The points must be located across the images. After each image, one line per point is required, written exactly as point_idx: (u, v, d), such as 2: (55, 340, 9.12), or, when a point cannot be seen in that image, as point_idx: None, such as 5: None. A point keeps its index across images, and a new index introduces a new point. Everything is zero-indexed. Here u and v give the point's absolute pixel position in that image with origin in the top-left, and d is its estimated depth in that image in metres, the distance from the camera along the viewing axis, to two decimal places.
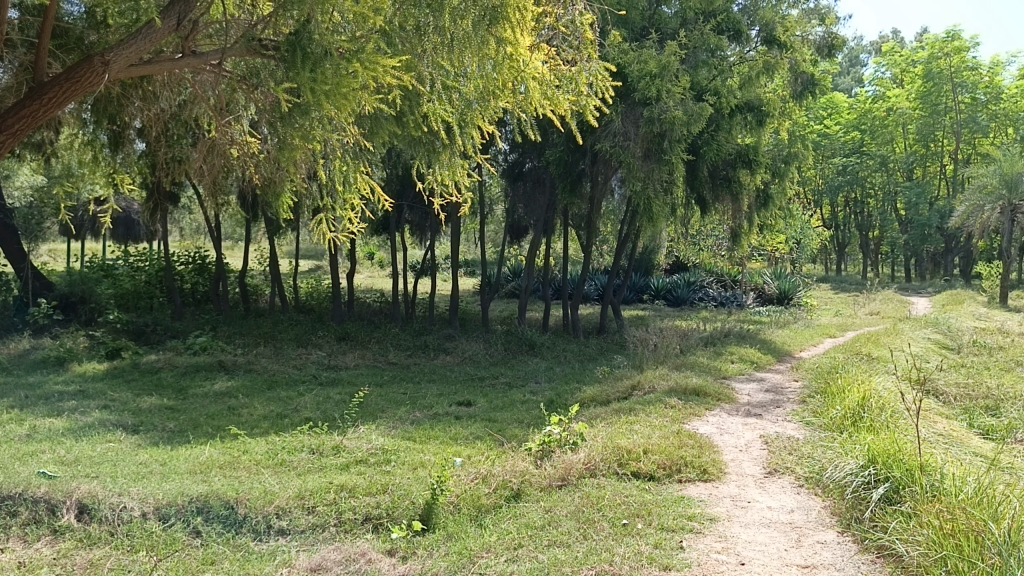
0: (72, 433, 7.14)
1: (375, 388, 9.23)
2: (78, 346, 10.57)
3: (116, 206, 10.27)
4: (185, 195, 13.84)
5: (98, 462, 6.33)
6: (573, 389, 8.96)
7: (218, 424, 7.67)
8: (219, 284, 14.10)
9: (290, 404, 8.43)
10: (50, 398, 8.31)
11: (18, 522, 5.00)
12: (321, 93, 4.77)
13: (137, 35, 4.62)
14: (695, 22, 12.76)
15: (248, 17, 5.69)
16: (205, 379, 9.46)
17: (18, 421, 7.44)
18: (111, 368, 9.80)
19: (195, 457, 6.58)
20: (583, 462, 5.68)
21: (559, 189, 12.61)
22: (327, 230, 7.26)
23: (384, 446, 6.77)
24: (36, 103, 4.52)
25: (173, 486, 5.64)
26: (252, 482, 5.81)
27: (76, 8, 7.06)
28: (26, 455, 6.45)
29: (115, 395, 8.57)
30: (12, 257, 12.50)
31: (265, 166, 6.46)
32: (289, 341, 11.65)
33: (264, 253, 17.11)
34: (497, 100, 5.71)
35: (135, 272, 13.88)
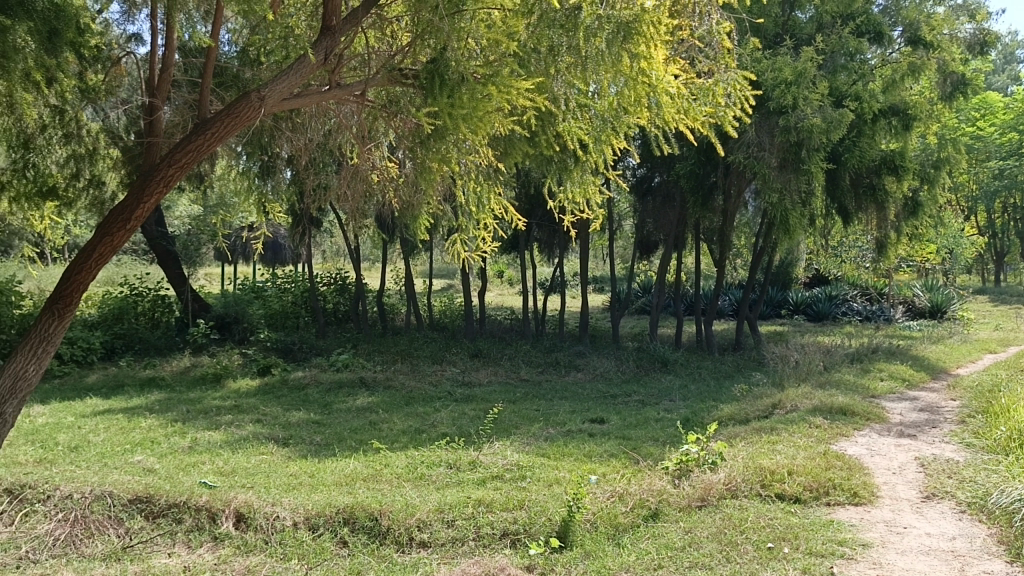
0: (229, 446, 7.62)
1: (508, 405, 9.33)
2: (232, 363, 11.24)
3: (266, 231, 10.91)
4: (327, 219, 14.52)
5: (253, 473, 6.73)
6: (709, 407, 8.74)
7: (361, 438, 7.97)
8: (359, 304, 14.69)
9: (427, 419, 8.65)
10: (209, 412, 8.90)
11: (183, 528, 5.55)
12: (459, 118, 4.87)
13: (288, 70, 4.78)
14: (832, 25, 12.36)
15: (387, 47, 5.90)
16: (348, 395, 9.85)
17: (181, 434, 8.02)
18: (262, 384, 10.37)
19: (340, 469, 6.86)
20: (723, 482, 5.54)
21: (690, 203, 12.42)
22: (461, 250, 7.34)
23: (519, 462, 6.84)
24: (202, 137, 4.58)
25: (321, 497, 5.92)
26: (395, 495, 5.99)
27: (229, 49, 7.54)
28: (188, 465, 6.95)
29: (267, 409, 9.07)
30: (174, 282, 13.47)
31: (404, 190, 6.63)
32: (425, 358, 12.00)
33: (400, 273, 17.65)
34: (631, 116, 5.56)
35: (283, 293, 14.68)
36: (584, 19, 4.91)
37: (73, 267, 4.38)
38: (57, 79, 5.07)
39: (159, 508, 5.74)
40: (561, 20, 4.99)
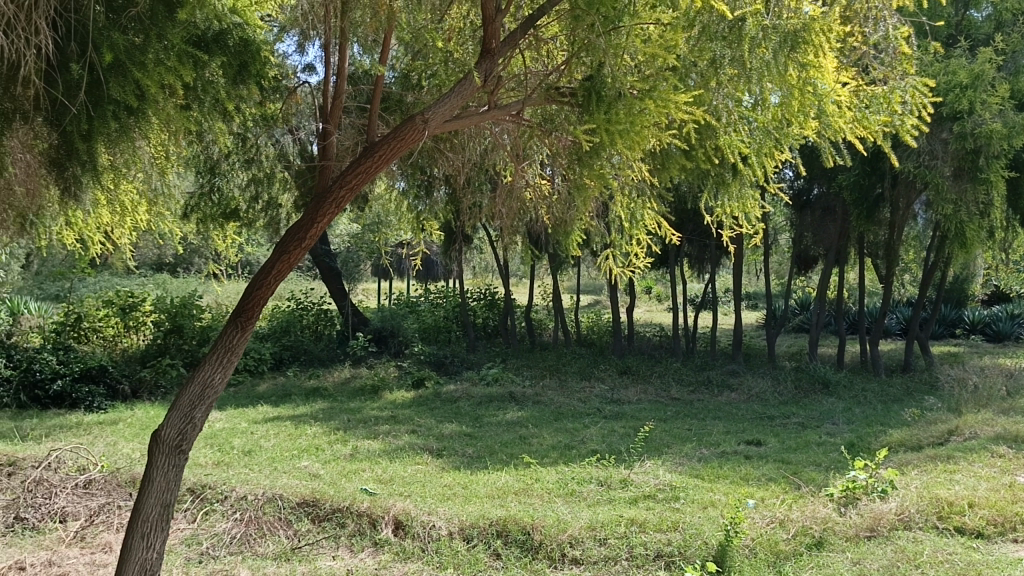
0: (387, 455, 7.93)
1: (660, 423, 9.19)
2: (389, 375, 11.70)
3: (423, 248, 11.30)
4: (478, 236, 14.88)
5: (410, 482, 6.97)
6: (876, 432, 8.26)
7: (512, 452, 8.07)
8: (508, 319, 14.93)
9: (576, 436, 8.66)
10: (368, 422, 9.29)
11: (346, 533, 5.82)
12: (615, 134, 4.79)
13: (449, 93, 4.74)
14: (1013, 23, 11.53)
15: (544, 67, 5.95)
16: (499, 408, 10.01)
17: (343, 442, 8.42)
18: (417, 396, 10.71)
19: (492, 482, 6.97)
20: (895, 512, 5.21)
21: (853, 216, 11.88)
22: (613, 267, 7.29)
23: (672, 482, 6.71)
24: (369, 160, 4.43)
25: (475, 508, 6.04)
26: (546, 510, 6.03)
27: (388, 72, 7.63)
28: (350, 472, 7.28)
29: (422, 421, 9.36)
30: (335, 297, 14.20)
31: (557, 207, 6.64)
32: (573, 374, 12.02)
33: (548, 288, 17.80)
34: (795, 127, 5.29)
35: (435, 308, 15.16)
36: (749, 29, 4.73)
37: (251, 283, 4.15)
38: (238, 118, 5.28)
39: (324, 512, 6.07)
40: (723, 32, 4.82)
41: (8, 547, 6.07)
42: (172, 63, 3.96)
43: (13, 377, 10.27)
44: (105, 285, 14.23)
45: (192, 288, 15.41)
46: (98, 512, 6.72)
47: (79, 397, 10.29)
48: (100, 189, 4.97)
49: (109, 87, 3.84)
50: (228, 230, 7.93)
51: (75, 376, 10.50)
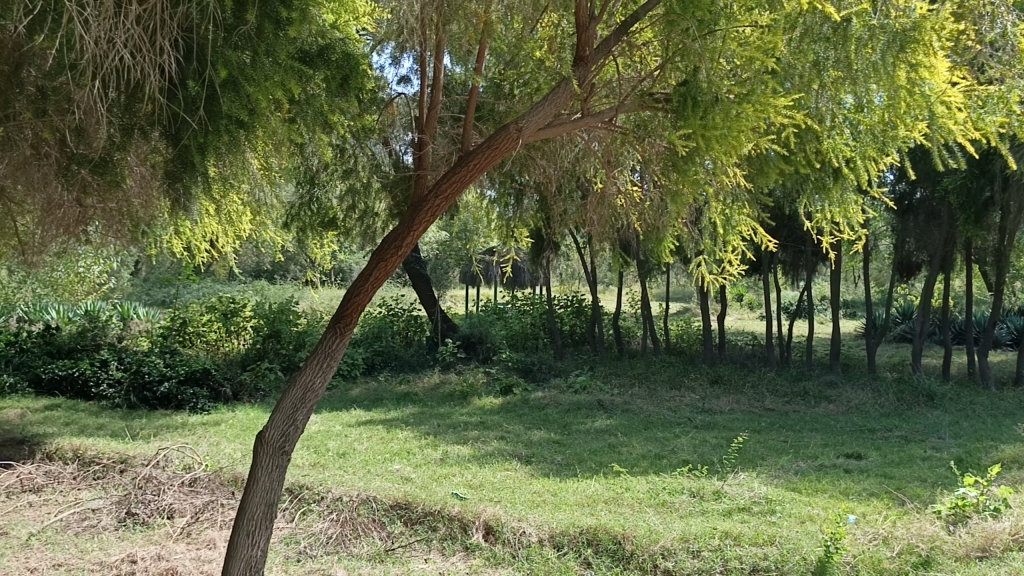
0: (477, 460, 8.00)
1: (753, 434, 8.98)
2: (478, 381, 11.80)
3: (512, 255, 11.36)
4: (566, 243, 14.88)
5: (500, 487, 7.01)
6: (987, 447, 7.86)
7: (601, 460, 8.03)
8: (596, 326, 14.86)
9: (667, 445, 8.54)
10: (457, 427, 9.39)
11: (438, 536, 5.91)
12: (711, 139, 4.68)
13: (543, 101, 4.71)
14: None
15: (638, 73, 5.87)
16: (587, 416, 9.97)
17: (434, 447, 8.54)
18: (505, 403, 10.77)
19: (581, 491, 6.95)
20: (1009, 532, 4.94)
21: (961, 221, 11.37)
22: (707, 274, 7.15)
23: (767, 495, 6.55)
24: (464, 169, 4.45)
25: (566, 516, 6.03)
26: (637, 520, 5.97)
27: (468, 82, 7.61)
28: (441, 476, 7.37)
29: (511, 427, 9.41)
30: (425, 303, 14.43)
31: (649, 214, 6.54)
32: (663, 383, 11.87)
33: (636, 295, 17.65)
34: (903, 129, 5.07)
35: (523, 314, 15.23)
36: (856, 29, 4.65)
37: (350, 291, 4.26)
38: (337, 131, 5.41)
39: (416, 515, 6.18)
40: (828, 33, 4.77)
41: (121, 541, 6.41)
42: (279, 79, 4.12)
43: (125, 379, 10.83)
44: (207, 291, 14.87)
45: (288, 295, 15.96)
46: (203, 509, 7.01)
47: (184, 399, 10.75)
48: (208, 199, 5.18)
49: (223, 103, 4.02)
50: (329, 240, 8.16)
51: (181, 378, 10.97)
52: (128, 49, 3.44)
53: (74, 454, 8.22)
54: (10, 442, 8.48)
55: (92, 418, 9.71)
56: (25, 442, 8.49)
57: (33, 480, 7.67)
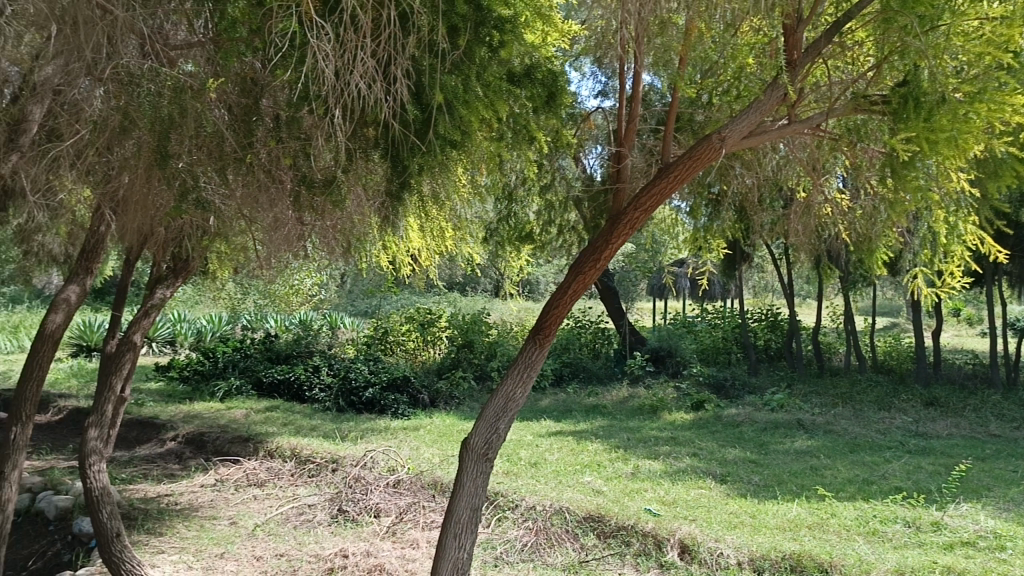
0: (670, 476, 7.87)
1: (977, 463, 8.22)
2: (668, 396, 11.62)
3: (705, 267, 11.12)
4: (760, 255, 14.36)
5: (695, 506, 6.85)
6: None
7: (803, 483, 7.64)
8: (793, 342, 14.22)
9: (876, 470, 8.01)
10: (648, 442, 9.29)
11: (632, 551, 5.89)
12: (936, 144, 4.30)
13: (748, 109, 4.42)
14: None
15: (851, 75, 5.53)
16: (786, 436, 9.53)
17: (625, 460, 8.50)
18: (697, 419, 10.52)
19: (782, 514, 6.65)
20: None
21: None
22: (925, 288, 6.62)
23: (996, 529, 5.97)
24: (664, 180, 4.27)
25: (766, 539, 5.79)
26: (845, 548, 5.64)
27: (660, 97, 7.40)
28: (633, 491, 7.32)
29: (704, 444, 9.18)
30: (613, 316, 14.42)
31: (861, 223, 6.13)
32: (869, 403, 11.13)
33: (837, 309, 16.69)
34: None
35: (713, 328, 14.87)
36: None
37: (549, 303, 4.28)
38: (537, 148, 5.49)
39: (610, 528, 6.20)
40: None
41: (334, 536, 6.87)
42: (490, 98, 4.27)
43: (334, 384, 11.61)
44: (405, 303, 15.74)
45: (479, 307, 16.55)
46: (406, 510, 7.37)
47: (386, 404, 11.27)
48: (415, 215, 5.42)
49: (438, 124, 4.21)
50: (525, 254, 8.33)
51: (383, 385, 11.53)
52: (364, 76, 3.83)
53: (292, 453, 8.91)
54: (237, 439, 9.34)
55: (306, 419, 10.49)
56: (250, 440, 9.31)
57: (257, 475, 8.40)
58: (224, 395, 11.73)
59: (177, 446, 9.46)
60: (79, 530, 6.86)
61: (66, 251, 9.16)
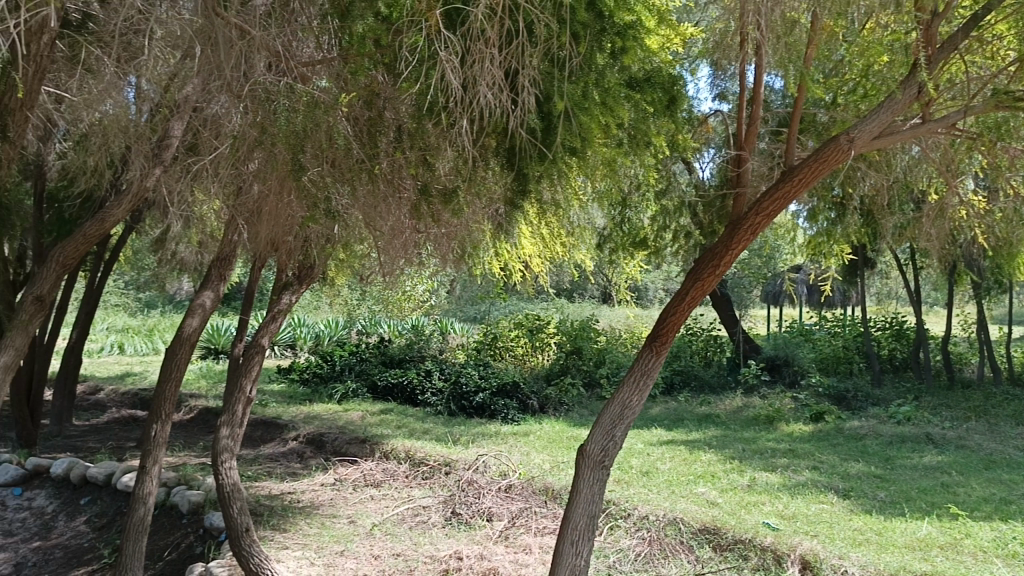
0: (788, 489, 7.62)
1: None
2: (785, 407, 11.26)
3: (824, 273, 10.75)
4: (883, 260, 13.76)
5: (816, 521, 6.60)
6: None
7: (933, 500, 7.25)
8: (920, 352, 13.53)
9: (1016, 489, 7.52)
10: (765, 453, 9.03)
11: (750, 566, 5.74)
12: None
13: (879, 109, 4.13)
14: None
15: (990, 70, 5.23)
16: (914, 451, 9.07)
17: (741, 472, 8.29)
18: (817, 430, 10.16)
19: (912, 532, 6.33)
20: None
21: None
22: None
23: None
24: (787, 184, 4.03)
25: (895, 559, 5.53)
26: (982, 572, 5.31)
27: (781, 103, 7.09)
28: (749, 504, 7.12)
29: (824, 457, 8.85)
30: (726, 323, 14.12)
31: (1000, 226, 5.77)
32: (1006, 418, 10.46)
33: (969, 318, 15.77)
34: None
35: (833, 337, 14.34)
36: None
37: (665, 310, 4.14)
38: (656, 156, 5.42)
39: (726, 541, 6.07)
40: None
41: (448, 538, 6.98)
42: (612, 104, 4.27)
43: (445, 389, 11.82)
44: (514, 309, 15.89)
45: (588, 314, 16.55)
46: (518, 515, 7.41)
47: (496, 408, 11.37)
48: (527, 220, 5.46)
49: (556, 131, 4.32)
50: (638, 260, 8.24)
51: (493, 390, 11.65)
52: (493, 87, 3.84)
53: (406, 454, 9.13)
54: (355, 441, 9.65)
55: (419, 422, 10.73)
56: (366, 442, 9.60)
57: (374, 476, 8.64)
58: (341, 398, 12.14)
59: (298, 445, 9.85)
60: (211, 524, 7.22)
61: (199, 260, 9.71)
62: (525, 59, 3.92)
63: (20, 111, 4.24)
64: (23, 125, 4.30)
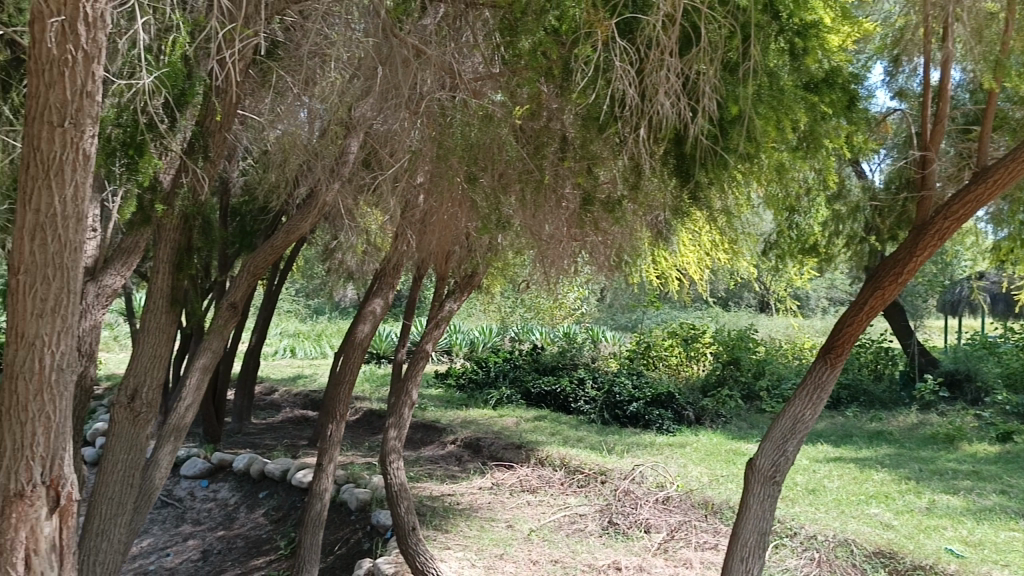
0: (973, 514, 7.07)
1: None
2: (966, 426, 10.46)
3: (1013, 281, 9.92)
4: None
5: (1007, 550, 6.09)
6: None
7: None
8: None
9: None
10: (945, 474, 8.43)
11: None
12: None
13: None
14: None
15: None
16: None
17: (918, 493, 7.78)
18: (1004, 452, 9.38)
19: None
20: None
21: None
22: None
23: None
24: (982, 185, 3.70)
25: None
26: None
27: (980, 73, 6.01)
28: (929, 528, 6.67)
29: (1013, 481, 8.16)
30: (899, 334, 13.32)
31: None
32: None
33: None
34: None
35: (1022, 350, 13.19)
36: None
37: (841, 319, 3.91)
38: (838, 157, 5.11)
39: (904, 566, 5.81)
40: None
41: (606, 547, 6.94)
42: (789, 104, 4.17)
43: (599, 397, 11.77)
44: (666, 319, 15.71)
45: (744, 323, 16.13)
46: (677, 528, 7.28)
47: (650, 419, 11.20)
48: (683, 225, 5.48)
49: (731, 137, 4.20)
50: (805, 268, 7.93)
51: (648, 400, 11.50)
52: (671, 98, 3.99)
53: (561, 462, 9.18)
54: (511, 447, 9.81)
55: (573, 430, 10.78)
56: (522, 448, 9.74)
57: (530, 482, 8.73)
58: (496, 403, 12.37)
59: (456, 449, 10.14)
60: (378, 522, 7.53)
61: (365, 269, 10.20)
62: (704, 67, 4.00)
63: (220, 133, 4.62)
64: (221, 146, 4.65)
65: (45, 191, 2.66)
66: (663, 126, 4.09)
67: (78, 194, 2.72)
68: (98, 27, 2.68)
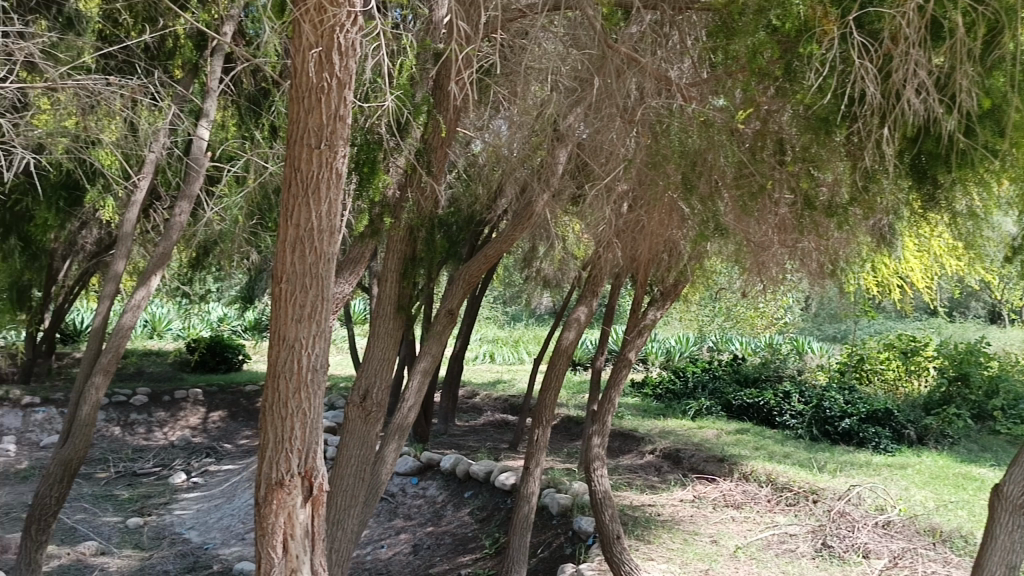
0: None
1: None
2: None
3: None
4: None
5: None
6: None
7: None
8: None
9: None
10: None
11: None
12: None
13: None
14: None
15: None
16: None
17: None
18: None
19: None
20: None
21: None
22: None
23: None
24: None
25: None
26: None
27: None
28: None
29: None
30: None
31: None
32: None
33: None
34: None
35: None
36: None
37: None
38: None
39: None
40: None
41: (820, 570, 6.57)
42: None
43: (807, 412, 11.22)
44: (880, 330, 14.79)
45: (970, 336, 14.82)
46: (901, 555, 6.76)
47: (866, 437, 10.48)
48: (908, 229, 5.21)
49: (982, 133, 3.91)
50: None
51: (862, 416, 10.79)
52: (921, 95, 3.78)
53: (767, 478, 8.82)
54: (713, 459, 9.58)
55: (778, 445, 10.33)
56: (725, 461, 9.47)
57: (735, 497, 8.43)
58: (695, 414, 12.16)
59: (655, 459, 10.04)
60: (580, 527, 7.58)
61: (563, 277, 10.39)
62: (953, 61, 3.78)
63: (442, 149, 4.90)
64: (442, 161, 4.97)
65: (303, 206, 2.89)
66: (910, 124, 3.88)
67: (331, 210, 2.94)
68: (348, 55, 2.91)
